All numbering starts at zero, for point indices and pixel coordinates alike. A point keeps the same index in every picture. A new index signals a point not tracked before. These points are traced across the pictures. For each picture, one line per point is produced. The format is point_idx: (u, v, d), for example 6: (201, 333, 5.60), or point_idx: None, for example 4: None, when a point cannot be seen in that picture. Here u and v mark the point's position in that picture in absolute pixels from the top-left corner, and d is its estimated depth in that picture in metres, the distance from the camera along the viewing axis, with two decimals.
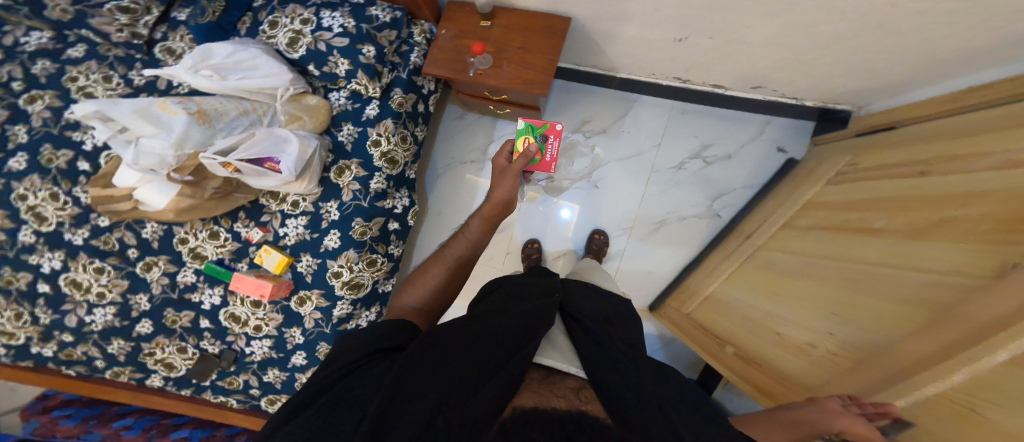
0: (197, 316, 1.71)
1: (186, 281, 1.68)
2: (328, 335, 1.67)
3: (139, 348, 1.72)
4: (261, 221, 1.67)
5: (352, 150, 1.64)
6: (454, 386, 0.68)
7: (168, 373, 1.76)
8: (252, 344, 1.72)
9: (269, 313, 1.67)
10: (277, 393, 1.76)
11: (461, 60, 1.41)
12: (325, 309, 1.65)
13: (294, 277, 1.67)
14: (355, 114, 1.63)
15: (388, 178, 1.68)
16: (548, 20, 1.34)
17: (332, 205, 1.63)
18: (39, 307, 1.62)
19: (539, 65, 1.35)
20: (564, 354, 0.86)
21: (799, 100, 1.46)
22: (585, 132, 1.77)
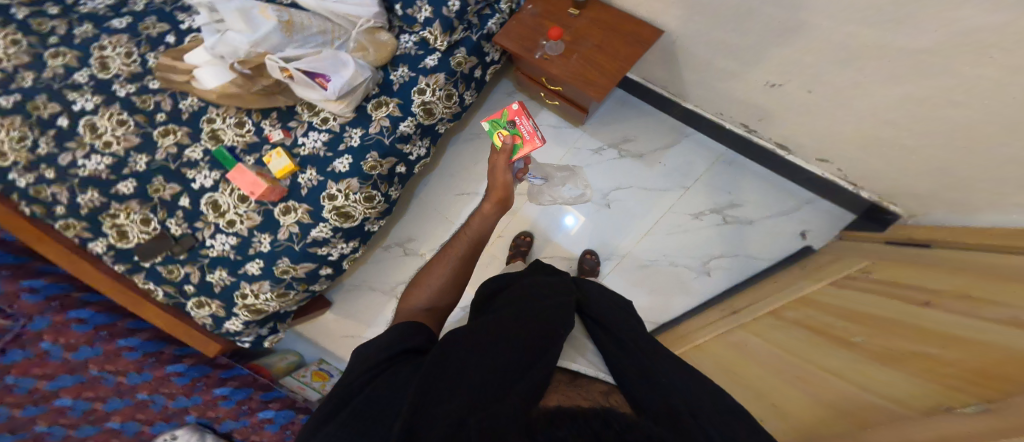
0: (180, 193, 1.48)
1: (190, 157, 1.50)
2: (295, 252, 1.44)
3: (106, 206, 1.47)
4: (286, 125, 1.52)
5: (397, 92, 1.51)
6: (478, 390, 0.56)
7: (116, 242, 1.45)
8: (216, 238, 1.47)
9: (247, 217, 1.45)
10: (212, 297, 1.46)
11: (535, 40, 1.32)
12: (304, 227, 1.45)
13: (288, 188, 1.47)
14: (415, 59, 1.51)
15: (419, 126, 1.55)
16: (639, 28, 1.24)
17: (357, 132, 1.48)
18: (45, 137, 1.47)
19: (609, 69, 1.23)
20: (589, 357, 0.73)
21: (855, 186, 1.27)
22: (620, 151, 1.59)
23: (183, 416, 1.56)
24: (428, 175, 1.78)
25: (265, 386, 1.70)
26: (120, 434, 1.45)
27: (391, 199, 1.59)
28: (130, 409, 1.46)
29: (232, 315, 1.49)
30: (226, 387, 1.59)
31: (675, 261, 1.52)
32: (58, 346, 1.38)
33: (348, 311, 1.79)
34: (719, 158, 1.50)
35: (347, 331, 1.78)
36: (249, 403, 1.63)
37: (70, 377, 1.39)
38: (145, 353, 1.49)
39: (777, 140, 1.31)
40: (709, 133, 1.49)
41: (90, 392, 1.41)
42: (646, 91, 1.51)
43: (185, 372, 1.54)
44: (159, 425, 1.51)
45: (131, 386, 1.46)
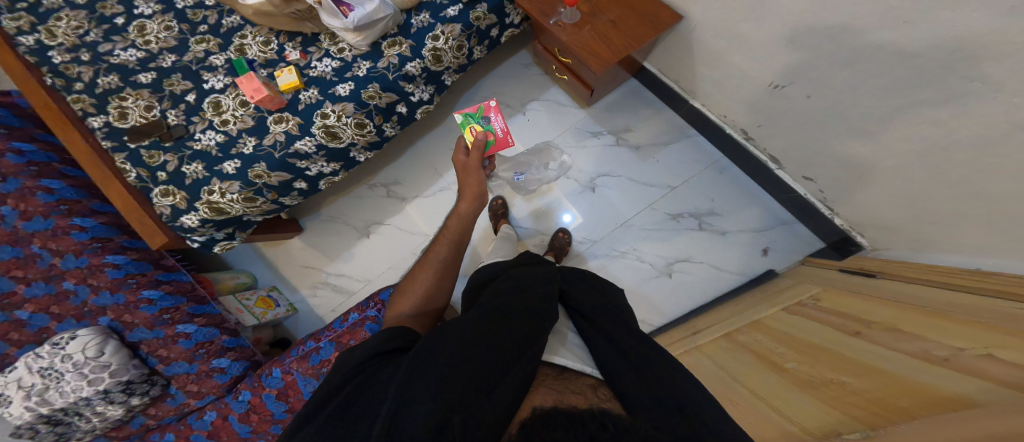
0: (189, 91, 1.33)
1: (212, 63, 1.35)
2: (273, 160, 1.29)
3: (117, 89, 1.32)
4: (305, 48, 1.36)
5: (412, 34, 1.35)
6: (456, 387, 0.59)
7: (115, 122, 1.30)
8: (204, 133, 1.29)
9: (236, 120, 1.30)
10: (179, 189, 1.26)
11: (553, 6, 1.23)
12: (289, 137, 1.29)
13: (286, 101, 1.31)
14: (437, 8, 1.34)
15: (425, 71, 1.39)
16: (658, 11, 1.19)
17: (365, 64, 1.33)
18: (96, 30, 1.37)
19: (617, 46, 1.17)
20: (575, 351, 0.74)
21: (832, 212, 1.24)
22: (620, 139, 1.56)
23: (97, 317, 1.26)
24: (425, 127, 1.74)
25: (200, 298, 1.40)
26: (23, 327, 1.24)
27: (383, 135, 1.45)
28: (49, 299, 1.25)
29: (190, 210, 1.28)
30: (157, 290, 1.32)
31: (644, 258, 1.50)
32: (15, 213, 1.25)
33: (316, 242, 1.73)
34: (710, 165, 1.48)
35: (308, 262, 1.72)
36: (172, 313, 1.32)
37: (9, 250, 1.25)
38: (93, 237, 1.28)
39: (770, 152, 1.29)
40: (708, 138, 1.47)
41: (19, 271, 1.25)
42: (660, 85, 1.48)
43: (123, 265, 1.29)
44: (66, 323, 1.25)
45: (62, 271, 1.26)
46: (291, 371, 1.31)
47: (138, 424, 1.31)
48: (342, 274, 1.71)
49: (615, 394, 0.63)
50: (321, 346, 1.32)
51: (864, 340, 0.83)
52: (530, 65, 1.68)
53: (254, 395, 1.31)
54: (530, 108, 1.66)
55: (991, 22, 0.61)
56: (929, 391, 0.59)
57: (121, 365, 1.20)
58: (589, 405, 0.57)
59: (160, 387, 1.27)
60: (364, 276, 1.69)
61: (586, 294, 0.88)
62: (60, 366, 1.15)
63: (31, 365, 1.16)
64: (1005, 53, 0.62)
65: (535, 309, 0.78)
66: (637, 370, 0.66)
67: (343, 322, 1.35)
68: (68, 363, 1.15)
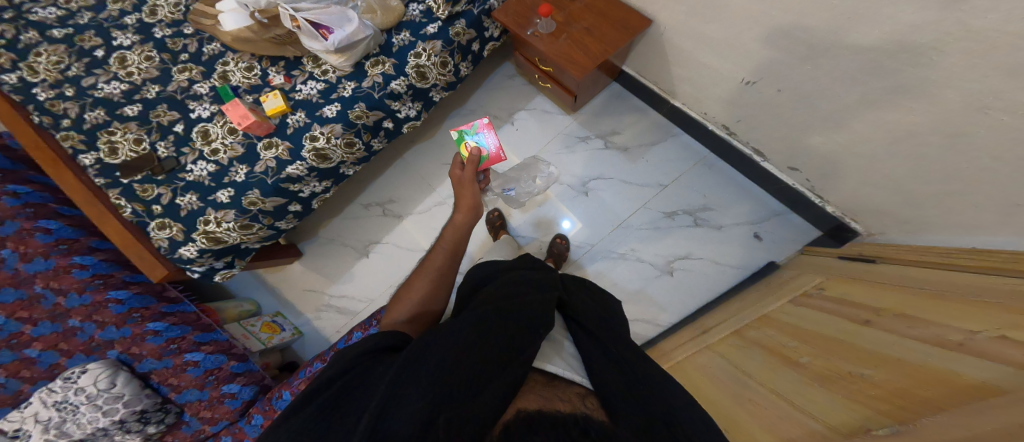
0: (177, 121, 1.35)
1: (196, 91, 1.38)
2: (266, 186, 1.31)
3: (105, 123, 1.35)
4: (289, 72, 1.39)
5: (394, 53, 1.38)
6: (445, 385, 0.60)
7: (105, 158, 1.31)
8: (196, 164, 1.31)
9: (226, 148, 1.32)
10: (174, 222, 1.27)
11: (528, 19, 1.25)
12: (279, 161, 1.32)
13: (274, 126, 1.34)
14: (417, 26, 1.38)
15: (411, 88, 1.42)
16: (629, 14, 1.19)
17: (350, 85, 1.36)
18: (78, 64, 1.39)
19: (594, 52, 1.18)
20: (567, 359, 0.73)
21: (823, 201, 1.21)
22: (608, 142, 1.56)
23: (104, 350, 1.29)
24: (415, 143, 1.77)
25: (206, 326, 1.43)
26: (33, 364, 1.25)
27: (371, 149, 1.48)
28: (56, 335, 1.27)
29: (190, 241, 1.29)
30: (162, 322, 1.34)
31: (643, 257, 1.49)
32: (15, 255, 1.27)
33: (317, 265, 1.76)
34: (698, 161, 1.46)
35: (311, 284, 1.76)
36: (179, 342, 1.35)
37: (14, 291, 1.26)
38: (93, 275, 1.31)
39: (754, 145, 1.27)
40: (693, 135, 1.46)
41: (24, 312, 1.26)
42: (641, 86, 1.48)
43: (125, 300, 1.31)
44: (76, 358, 1.27)
45: (66, 309, 1.28)
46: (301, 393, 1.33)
47: None
48: (345, 294, 1.74)
49: (601, 400, 0.64)
50: None
51: (880, 329, 0.79)
52: (513, 75, 1.70)
53: (266, 418, 1.33)
54: (517, 117, 1.68)
55: (935, 19, 0.62)
56: (936, 399, 0.56)
57: (134, 396, 1.23)
58: (575, 411, 0.59)
59: (172, 414, 1.30)
60: (367, 296, 1.72)
61: (582, 304, 0.88)
62: (74, 399, 1.19)
63: (45, 401, 1.19)
64: (957, 46, 0.62)
65: (528, 313, 0.76)
66: (628, 385, 0.65)
67: (347, 342, 1.37)
68: (81, 396, 1.19)
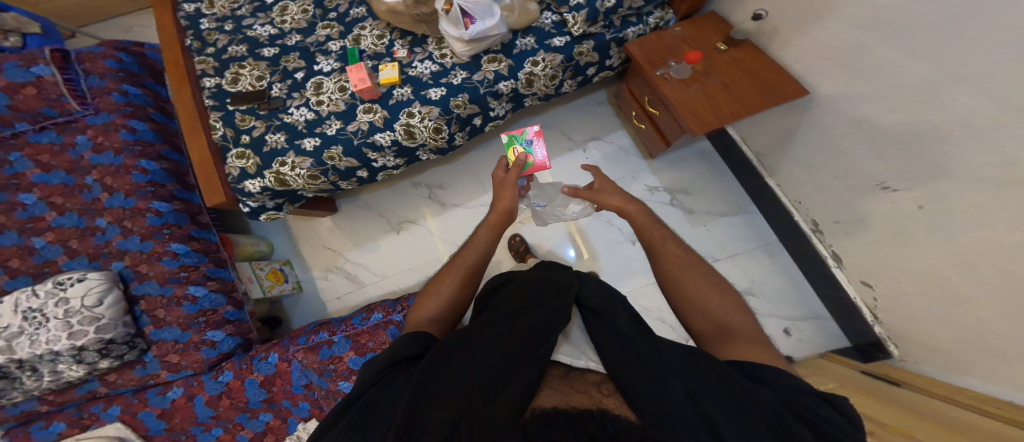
0: (300, 69, 1.25)
1: (328, 47, 1.28)
2: (350, 146, 1.18)
3: (240, 58, 1.29)
4: (413, 48, 1.26)
5: (513, 55, 1.21)
6: (466, 393, 0.52)
7: (226, 86, 1.24)
8: (298, 109, 1.20)
9: (329, 102, 1.20)
10: (254, 156, 1.15)
11: (664, 57, 1.14)
12: (373, 127, 1.18)
13: (379, 94, 1.20)
14: (545, 34, 1.22)
15: (512, 93, 1.26)
16: (780, 82, 1.06)
17: (461, 74, 1.21)
18: (248, 6, 1.37)
19: (725, 111, 1.04)
20: (580, 346, 0.62)
21: (875, 321, 1.19)
22: (674, 198, 1.54)
23: (111, 260, 1.15)
24: (486, 140, 1.68)
25: (220, 261, 1.26)
26: (30, 256, 1.16)
27: (452, 143, 1.32)
28: (73, 231, 1.17)
29: (259, 176, 1.16)
30: (185, 245, 1.19)
31: (663, 317, 1.53)
32: (89, 144, 1.22)
33: (346, 226, 1.62)
34: (760, 246, 1.47)
35: (331, 242, 1.61)
36: (189, 272, 1.18)
37: (63, 175, 1.20)
38: (149, 181, 1.21)
39: (836, 250, 1.22)
40: (768, 220, 1.46)
41: (60, 198, 1.19)
42: (736, 153, 1.44)
43: (164, 214, 1.20)
44: (76, 262, 1.15)
45: (103, 207, 1.19)
46: (287, 357, 1.16)
47: (84, 390, 1.15)
48: (360, 263, 1.59)
49: (619, 388, 0.53)
50: (335, 341, 1.16)
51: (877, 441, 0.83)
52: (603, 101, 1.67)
53: (235, 377, 1.15)
54: (590, 146, 1.63)
55: None
56: None
57: (111, 321, 1.07)
58: (592, 405, 0.49)
59: (138, 352, 1.12)
60: (381, 271, 1.58)
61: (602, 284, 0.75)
62: (50, 310, 1.06)
63: (20, 304, 1.07)
64: None
65: (547, 304, 0.68)
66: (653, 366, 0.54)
67: (364, 320, 1.19)
68: (60, 308, 1.06)
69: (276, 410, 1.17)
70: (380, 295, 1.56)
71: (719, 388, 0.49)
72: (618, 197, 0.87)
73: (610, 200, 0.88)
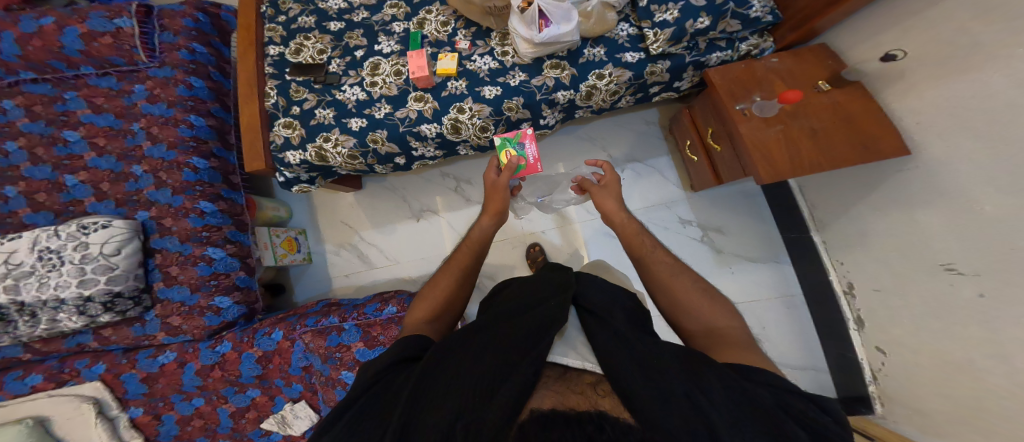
0: (360, 47, 1.21)
1: (392, 28, 1.22)
2: (394, 132, 1.14)
3: (307, 29, 1.25)
4: (474, 40, 1.17)
5: (578, 65, 1.11)
6: (463, 396, 0.52)
7: (288, 55, 1.22)
8: (351, 87, 1.16)
9: (383, 85, 1.15)
10: (298, 128, 1.14)
11: (750, 91, 0.99)
12: (421, 117, 1.14)
13: (433, 84, 1.14)
14: (617, 47, 1.10)
15: (566, 104, 1.18)
16: (885, 133, 0.86)
17: (520, 77, 1.12)
18: None
19: (802, 160, 0.88)
20: (579, 348, 0.61)
21: (873, 381, 1.14)
22: (706, 235, 1.49)
23: (138, 210, 1.12)
24: None
25: (242, 225, 1.21)
26: (58, 193, 1.13)
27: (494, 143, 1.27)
28: (107, 174, 1.14)
29: (301, 149, 1.15)
30: (213, 204, 1.14)
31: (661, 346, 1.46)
32: (145, 94, 1.18)
33: (367, 205, 1.57)
34: (779, 296, 1.40)
35: (348, 217, 1.58)
36: (212, 233, 1.12)
37: (111, 118, 1.17)
38: (194, 136, 1.15)
39: (861, 314, 1.15)
40: (798, 273, 1.37)
41: (102, 141, 1.16)
42: (786, 201, 1.35)
43: (200, 170, 1.14)
44: (102, 205, 1.12)
45: (142, 156, 1.14)
46: (292, 336, 1.07)
47: (74, 343, 1.10)
48: (373, 244, 1.56)
49: (615, 386, 0.53)
50: (345, 328, 1.06)
51: None
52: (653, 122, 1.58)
53: (233, 349, 1.08)
54: (630, 167, 1.57)
55: None
56: None
57: (123, 274, 1.03)
58: (588, 407, 0.49)
59: (142, 309, 1.07)
60: (393, 255, 1.54)
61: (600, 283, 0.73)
62: (65, 254, 1.02)
63: (38, 241, 1.02)
64: None
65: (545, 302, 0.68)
66: (649, 366, 0.54)
67: (378, 310, 1.07)
68: (77, 253, 1.02)
69: (266, 386, 1.11)
70: (388, 279, 1.53)
71: (714, 387, 0.50)
72: (612, 203, 0.89)
73: (605, 204, 0.89)
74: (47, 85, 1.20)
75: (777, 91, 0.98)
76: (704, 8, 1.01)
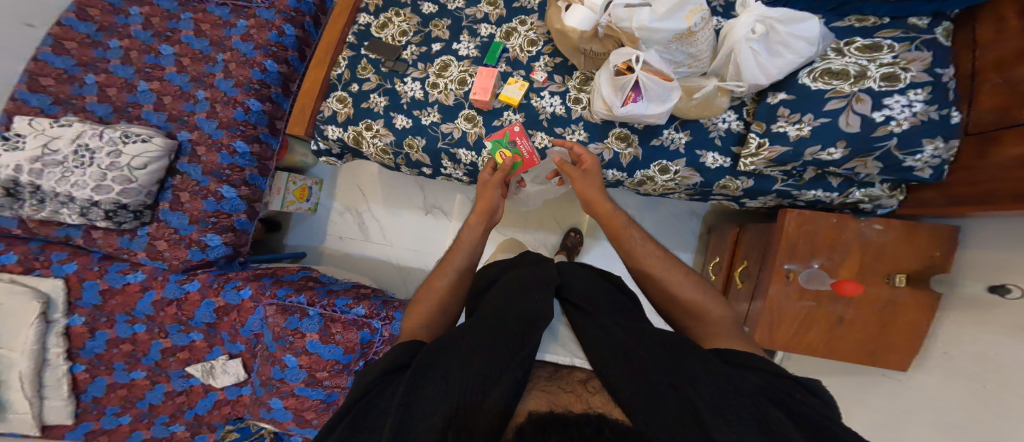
0: (439, 40, 1.17)
1: (478, 29, 1.15)
2: (432, 144, 1.12)
3: (400, 4, 1.21)
4: (554, 74, 1.09)
5: (648, 146, 1.04)
6: (455, 400, 0.47)
7: (374, 29, 1.20)
8: (412, 82, 1.13)
9: (441, 90, 1.12)
10: (349, 107, 1.15)
11: (815, 254, 0.90)
12: (464, 141, 1.10)
13: (491, 108, 1.09)
14: (704, 139, 1.01)
15: (609, 181, 1.14)
16: (892, 351, 0.86)
17: (579, 135, 1.07)
18: None
19: (805, 341, 0.91)
20: (567, 347, 0.70)
21: None
22: None
23: (181, 129, 1.19)
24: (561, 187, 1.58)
25: (265, 170, 1.25)
26: (126, 93, 1.24)
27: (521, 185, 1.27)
28: (174, 90, 1.23)
29: (342, 130, 1.16)
30: (247, 146, 1.18)
31: None
32: (244, 30, 1.24)
33: (386, 185, 1.58)
34: None
35: (364, 184, 1.60)
36: (235, 173, 1.17)
37: (205, 44, 1.25)
38: (262, 81, 1.20)
39: None
40: None
41: (188, 61, 1.25)
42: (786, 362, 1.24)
43: (251, 112, 1.19)
44: (156, 117, 1.21)
45: (211, 83, 1.22)
46: (257, 300, 1.09)
47: (61, 234, 1.16)
48: (377, 218, 1.58)
49: (606, 386, 0.51)
50: (308, 314, 1.05)
51: None
52: (698, 214, 1.48)
53: (198, 291, 1.12)
54: None
55: None
56: None
57: (138, 188, 1.09)
58: (587, 407, 0.44)
59: (139, 224, 1.13)
60: (390, 238, 1.57)
61: (588, 287, 0.73)
62: (95, 155, 1.08)
63: (79, 136, 1.10)
64: None
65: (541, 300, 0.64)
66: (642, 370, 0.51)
67: (347, 307, 1.07)
68: (105, 159, 1.08)
69: (211, 335, 1.14)
70: (378, 258, 1.57)
71: (703, 377, 0.48)
72: (594, 191, 0.88)
73: (586, 191, 0.88)
74: (174, 2, 1.29)
75: (846, 267, 0.88)
76: (848, 136, 0.81)
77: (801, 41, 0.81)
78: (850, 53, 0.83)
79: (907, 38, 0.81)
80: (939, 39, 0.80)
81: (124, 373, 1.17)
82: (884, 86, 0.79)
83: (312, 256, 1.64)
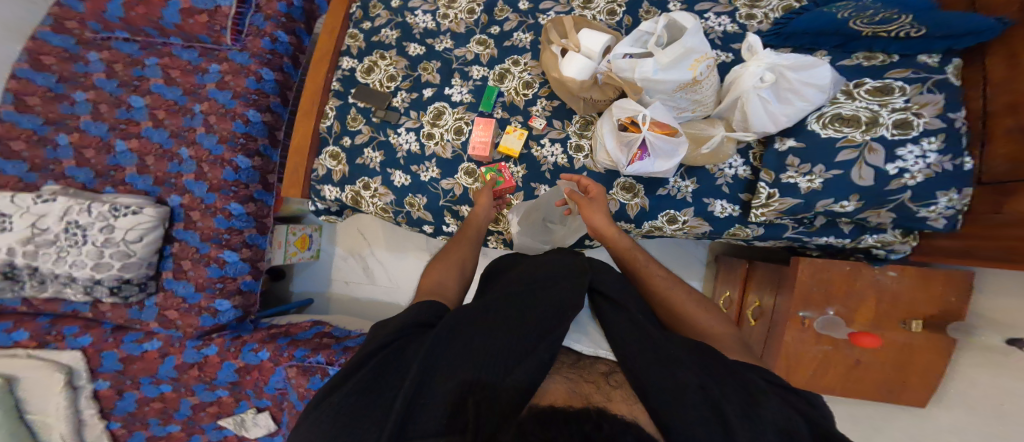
0: (430, 85, 1.11)
1: (470, 72, 1.10)
2: (434, 202, 1.10)
3: (386, 45, 1.15)
4: (553, 119, 1.04)
5: (654, 195, 1.04)
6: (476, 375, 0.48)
7: (359, 76, 1.14)
8: (406, 133, 1.10)
9: (438, 141, 1.08)
10: (345, 162, 1.12)
11: (830, 301, 0.93)
12: (467, 196, 1.07)
13: (491, 161, 1.06)
14: (711, 185, 1.00)
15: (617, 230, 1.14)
16: (905, 387, 0.93)
17: None
18: None
19: (822, 380, 0.97)
20: (592, 335, 0.62)
21: None
22: None
23: (172, 193, 1.17)
24: None
25: (264, 227, 1.23)
26: (105, 154, 1.19)
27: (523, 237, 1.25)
28: (155, 148, 1.18)
29: (342, 188, 1.14)
30: (242, 207, 1.16)
31: None
32: (218, 77, 1.16)
33: (386, 231, 1.58)
34: None
35: (364, 230, 1.60)
36: (233, 236, 1.16)
37: (178, 94, 1.18)
38: (246, 134, 1.14)
39: None
40: None
41: (163, 114, 1.18)
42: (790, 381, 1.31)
43: (241, 170, 1.15)
44: (143, 180, 1.18)
45: (193, 140, 1.16)
46: (277, 361, 1.13)
47: (70, 308, 1.18)
48: (380, 262, 1.59)
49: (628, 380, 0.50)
50: (328, 372, 1.08)
51: None
52: (699, 247, 1.51)
53: (216, 354, 1.15)
54: None
55: None
56: None
57: (138, 261, 1.11)
58: (601, 399, 0.44)
59: (144, 295, 1.16)
60: (395, 281, 1.58)
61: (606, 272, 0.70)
62: (88, 233, 1.08)
63: (66, 214, 1.09)
64: None
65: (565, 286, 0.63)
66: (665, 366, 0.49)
67: None
68: (98, 236, 1.08)
69: (236, 391, 1.18)
70: (386, 301, 1.60)
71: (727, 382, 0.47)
72: (600, 219, 0.89)
73: (593, 219, 0.90)
74: (135, 45, 1.21)
75: (860, 314, 0.92)
76: (861, 190, 0.79)
77: (811, 88, 0.78)
78: (861, 97, 0.80)
79: (920, 78, 0.77)
80: (949, 79, 0.76)
81: (160, 427, 1.25)
82: (897, 134, 0.76)
83: (319, 302, 1.67)
